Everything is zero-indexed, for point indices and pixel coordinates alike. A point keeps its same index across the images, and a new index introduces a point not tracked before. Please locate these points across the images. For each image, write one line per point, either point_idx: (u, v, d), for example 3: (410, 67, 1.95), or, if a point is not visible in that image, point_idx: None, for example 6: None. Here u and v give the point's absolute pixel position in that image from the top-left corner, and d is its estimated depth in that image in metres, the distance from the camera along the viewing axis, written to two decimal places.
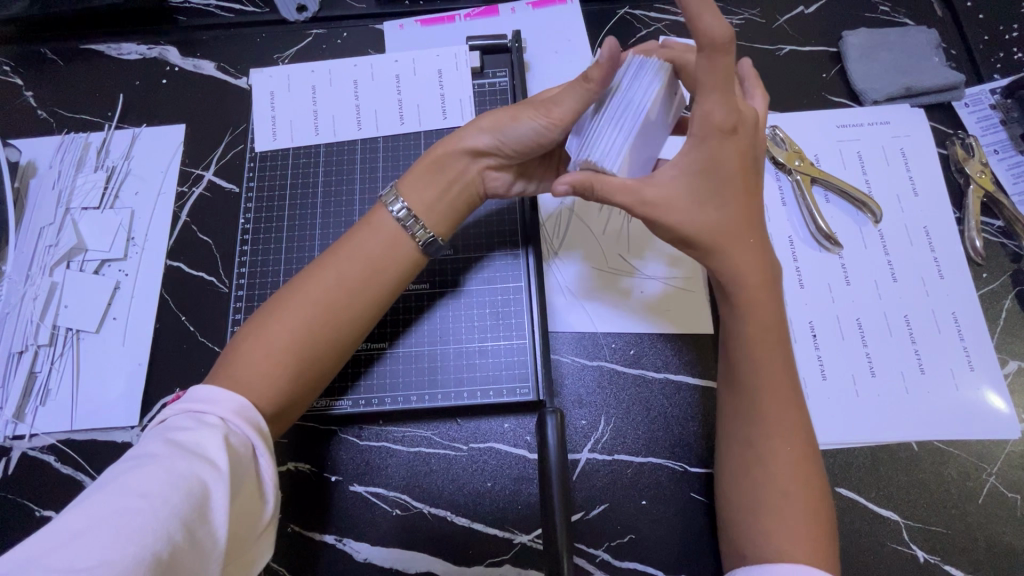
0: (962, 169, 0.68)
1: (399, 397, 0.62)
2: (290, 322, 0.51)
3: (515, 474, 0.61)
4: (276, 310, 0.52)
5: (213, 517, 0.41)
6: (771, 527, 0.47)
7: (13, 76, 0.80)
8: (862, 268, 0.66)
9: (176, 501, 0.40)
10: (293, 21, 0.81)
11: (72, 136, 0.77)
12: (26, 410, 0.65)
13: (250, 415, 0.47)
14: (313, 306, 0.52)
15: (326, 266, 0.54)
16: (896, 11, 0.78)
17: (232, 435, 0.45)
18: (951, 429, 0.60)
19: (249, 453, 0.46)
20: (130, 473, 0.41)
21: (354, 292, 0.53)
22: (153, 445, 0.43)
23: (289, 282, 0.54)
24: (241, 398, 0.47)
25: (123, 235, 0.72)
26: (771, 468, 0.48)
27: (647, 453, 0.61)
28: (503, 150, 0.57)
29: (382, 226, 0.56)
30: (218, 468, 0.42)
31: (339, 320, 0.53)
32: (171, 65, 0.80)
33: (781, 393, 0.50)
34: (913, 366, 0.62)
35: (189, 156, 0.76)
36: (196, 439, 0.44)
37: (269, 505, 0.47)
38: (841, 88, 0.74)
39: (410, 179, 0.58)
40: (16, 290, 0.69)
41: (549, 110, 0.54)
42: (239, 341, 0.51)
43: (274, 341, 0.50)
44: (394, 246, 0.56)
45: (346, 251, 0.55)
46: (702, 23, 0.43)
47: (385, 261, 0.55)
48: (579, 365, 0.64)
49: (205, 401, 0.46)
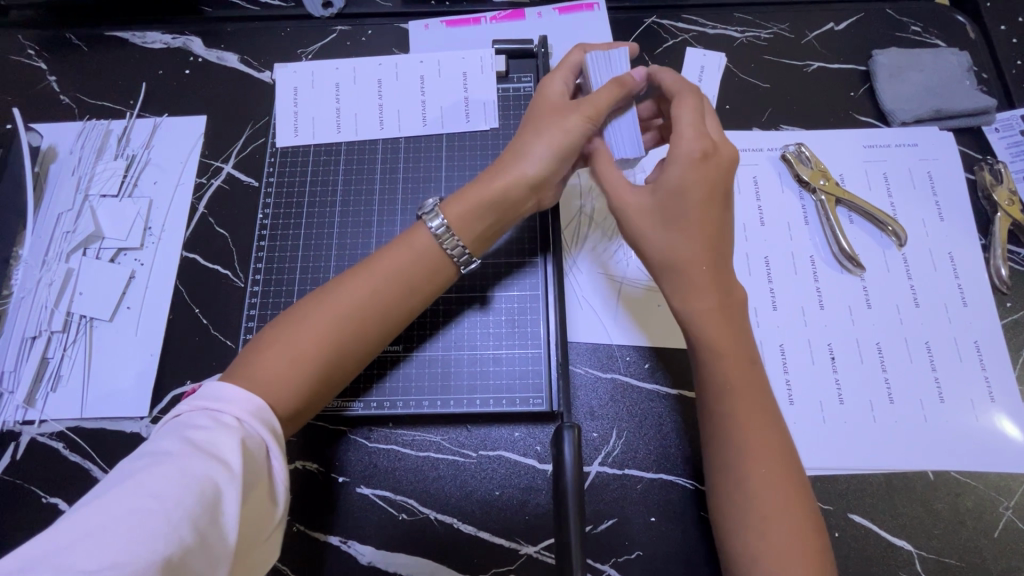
0: (989, 195, 0.68)
1: (411, 402, 0.62)
2: (317, 334, 0.50)
3: (524, 483, 0.60)
4: (305, 316, 0.51)
5: (224, 519, 0.41)
6: (772, 556, 0.45)
7: (38, 60, 0.81)
8: (884, 291, 0.65)
9: (189, 503, 0.39)
10: (318, 17, 0.81)
11: (93, 122, 0.77)
12: (37, 396, 0.65)
13: (267, 417, 0.46)
14: (343, 319, 0.51)
15: (355, 280, 0.53)
16: (927, 32, 0.77)
17: (248, 436, 0.45)
18: (969, 459, 0.59)
19: (263, 456, 0.45)
20: (145, 471, 0.40)
21: (382, 309, 0.53)
22: (168, 442, 0.43)
23: (321, 290, 0.53)
24: (259, 400, 0.47)
25: (140, 224, 0.72)
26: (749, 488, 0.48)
27: (657, 469, 0.60)
28: (562, 163, 0.57)
29: (422, 245, 0.56)
30: (232, 470, 0.42)
31: (364, 334, 0.52)
32: (195, 55, 0.80)
33: (753, 413, 0.49)
34: (932, 393, 0.61)
35: (209, 148, 0.76)
36: (212, 439, 0.43)
37: (279, 507, 0.47)
38: (868, 107, 0.74)
39: (458, 208, 0.56)
40: (32, 274, 0.69)
41: (586, 107, 0.56)
42: (262, 344, 0.51)
43: (299, 348, 0.50)
44: (431, 263, 0.55)
45: (379, 267, 0.54)
46: (659, 76, 0.57)
47: (418, 279, 0.55)
48: (592, 376, 0.63)
49: (223, 401, 0.46)
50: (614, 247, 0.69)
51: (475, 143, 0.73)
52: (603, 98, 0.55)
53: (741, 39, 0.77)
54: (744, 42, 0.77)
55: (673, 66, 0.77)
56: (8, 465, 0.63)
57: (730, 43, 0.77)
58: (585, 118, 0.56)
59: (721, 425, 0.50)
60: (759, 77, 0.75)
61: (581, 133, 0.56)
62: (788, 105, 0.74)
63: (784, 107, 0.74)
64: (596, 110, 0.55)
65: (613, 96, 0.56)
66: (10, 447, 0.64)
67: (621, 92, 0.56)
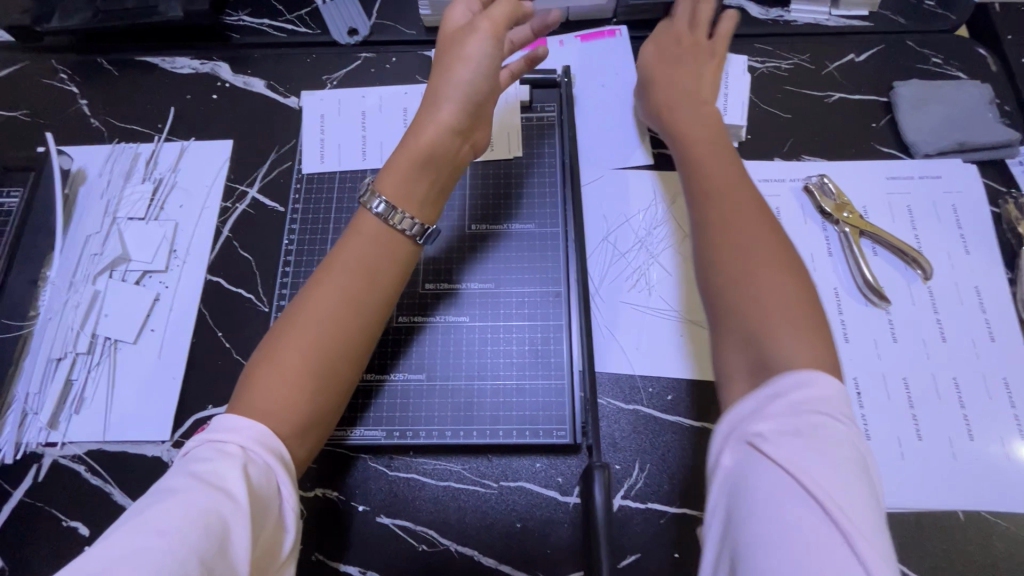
0: (1015, 229, 0.67)
1: (433, 431, 0.62)
2: (301, 342, 0.51)
3: (545, 516, 0.59)
4: (285, 331, 0.52)
5: (233, 551, 0.40)
6: (770, 331, 0.47)
7: (69, 84, 0.83)
8: (910, 326, 0.64)
9: (195, 537, 0.39)
10: (344, 44, 0.83)
11: (122, 145, 0.79)
12: (60, 418, 0.66)
13: (269, 443, 0.47)
14: (320, 320, 0.52)
15: (323, 280, 0.54)
16: (948, 64, 0.78)
17: (252, 466, 0.45)
18: (1000, 499, 0.57)
19: (271, 484, 0.45)
20: (152, 506, 0.41)
21: (357, 300, 0.54)
22: (175, 478, 0.43)
23: (294, 302, 0.54)
24: (261, 428, 0.47)
25: (166, 247, 0.72)
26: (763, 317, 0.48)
27: (681, 503, 0.59)
28: (463, 91, 0.58)
29: (371, 229, 0.56)
30: (238, 503, 0.42)
31: (347, 330, 0.53)
32: (222, 80, 0.82)
33: (735, 198, 0.56)
34: (961, 430, 0.60)
35: (235, 172, 0.77)
36: (217, 471, 0.43)
37: (291, 538, 0.46)
38: (890, 138, 0.74)
39: (393, 177, 0.57)
40: (59, 295, 0.70)
41: (483, 26, 0.59)
42: (252, 372, 0.51)
43: (289, 365, 0.50)
44: (387, 246, 0.56)
45: (343, 261, 0.55)
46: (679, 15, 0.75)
47: (380, 263, 0.55)
48: (614, 408, 0.63)
49: (227, 431, 0.47)
50: (636, 276, 0.68)
51: (498, 169, 0.73)
52: (501, 10, 0.59)
53: (762, 70, 0.78)
54: (765, 72, 0.78)
55: None
56: (30, 488, 0.63)
57: (751, 73, 0.78)
58: (483, 37, 0.58)
59: (734, 296, 0.50)
60: (781, 107, 0.76)
61: (479, 51, 0.58)
62: (809, 135, 0.74)
63: (806, 138, 0.74)
64: (496, 24, 0.59)
65: (511, 9, 0.59)
66: (32, 469, 0.64)
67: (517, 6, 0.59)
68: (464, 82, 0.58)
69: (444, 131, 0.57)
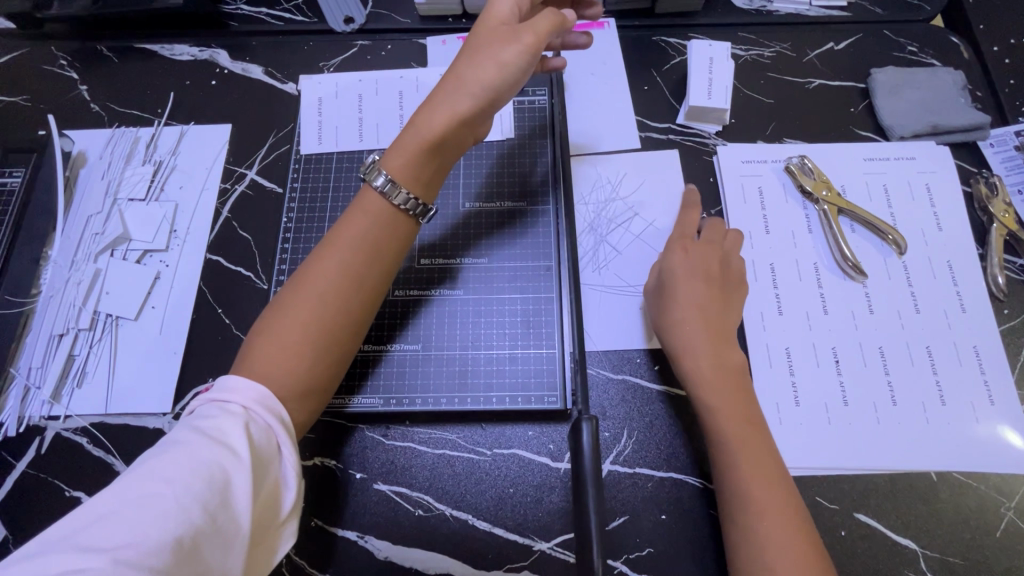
0: (986, 207, 0.70)
1: (429, 399, 0.64)
2: (303, 313, 0.53)
3: (537, 481, 0.61)
4: (288, 300, 0.53)
5: (235, 502, 0.43)
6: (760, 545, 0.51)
7: (69, 71, 0.84)
8: (886, 298, 0.67)
9: (198, 487, 0.41)
10: (340, 32, 0.85)
11: (122, 129, 0.80)
12: (63, 392, 0.67)
13: (271, 404, 0.48)
14: (322, 293, 0.54)
15: (325, 256, 0.55)
16: (923, 52, 0.81)
17: (254, 424, 0.47)
18: (971, 461, 0.60)
19: (271, 441, 0.47)
20: (158, 457, 0.43)
21: (358, 276, 0.55)
22: (181, 432, 0.46)
23: (297, 273, 0.56)
24: (264, 389, 0.49)
25: (166, 227, 0.74)
26: (730, 425, 0.56)
27: (667, 468, 0.61)
28: (483, 93, 0.57)
29: (374, 206, 0.57)
30: (240, 457, 0.44)
31: (347, 304, 0.54)
32: (221, 67, 0.83)
33: (728, 394, 0.58)
34: (934, 397, 0.63)
35: (234, 155, 0.78)
36: (219, 427, 0.45)
37: (291, 495, 0.48)
38: (868, 122, 0.77)
39: (398, 158, 0.58)
40: (61, 273, 0.72)
41: (524, 37, 0.57)
42: (256, 338, 0.53)
43: (291, 332, 0.52)
44: (387, 225, 0.57)
45: (341, 241, 0.56)
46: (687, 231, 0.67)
47: (381, 242, 0.57)
48: (604, 378, 0.65)
49: (229, 391, 0.48)
50: (625, 253, 0.71)
51: (492, 151, 0.75)
52: (545, 23, 0.57)
53: (746, 57, 0.81)
54: (748, 60, 0.81)
55: (680, 82, 0.80)
56: (33, 459, 0.64)
57: (735, 60, 0.81)
58: (520, 46, 0.57)
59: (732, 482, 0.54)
60: (764, 93, 0.79)
61: (511, 56, 0.57)
62: (790, 119, 0.77)
63: (787, 122, 0.77)
64: (538, 38, 0.57)
65: (554, 24, 0.58)
66: (35, 442, 0.65)
67: (561, 21, 0.58)
68: (483, 84, 0.57)
69: (455, 123, 0.58)
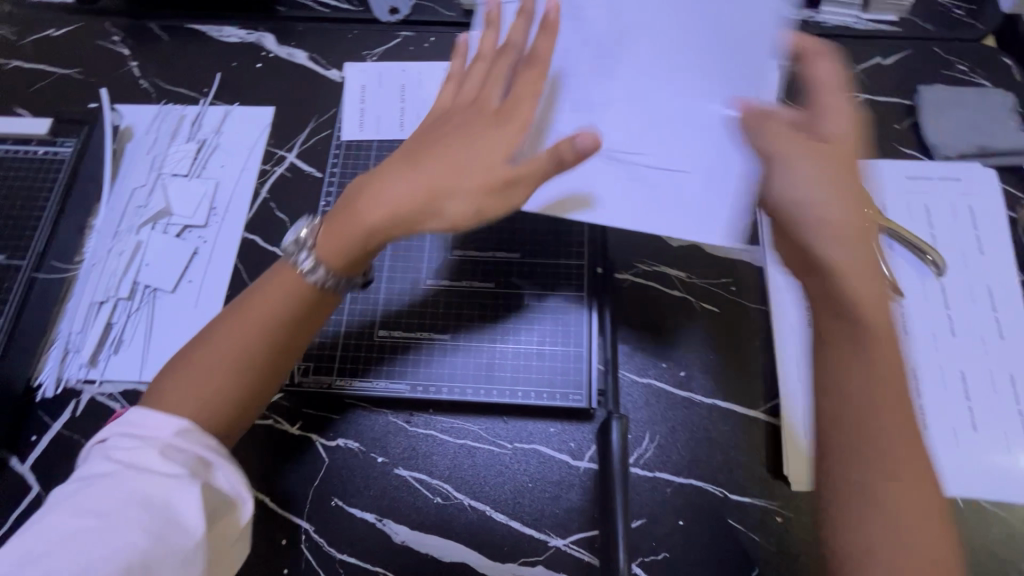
0: None
1: (454, 389, 0.64)
2: (198, 376, 0.52)
3: (556, 478, 0.62)
4: (193, 354, 0.54)
5: (183, 521, 0.45)
6: (890, 514, 0.45)
7: (121, 46, 0.86)
8: (920, 319, 0.66)
9: (141, 514, 0.44)
10: (385, 22, 0.86)
11: (168, 106, 0.82)
12: (100, 357, 0.69)
13: (195, 433, 0.49)
14: (220, 360, 0.53)
15: (222, 327, 0.54)
16: (974, 72, 0.79)
17: (171, 449, 0.48)
18: (1000, 490, 0.59)
19: (207, 466, 0.48)
20: (89, 487, 0.46)
21: (274, 347, 0.54)
22: (97, 464, 0.48)
23: (198, 336, 0.55)
24: (183, 422, 0.49)
25: (206, 204, 0.76)
26: (884, 391, 0.48)
27: (687, 474, 0.61)
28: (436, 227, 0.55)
29: (292, 279, 0.55)
30: (174, 479, 0.46)
31: (255, 372, 0.54)
32: (267, 50, 0.85)
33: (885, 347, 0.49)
34: (965, 422, 0.62)
35: (275, 138, 0.80)
36: (134, 455, 0.47)
37: (245, 511, 0.50)
38: (912, 139, 0.76)
39: (333, 246, 0.55)
40: (105, 243, 0.74)
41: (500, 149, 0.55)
42: (162, 388, 0.53)
43: (193, 387, 0.52)
44: (307, 292, 0.55)
45: (259, 312, 0.54)
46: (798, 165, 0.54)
47: (300, 304, 0.55)
48: (629, 380, 0.65)
49: (143, 422, 0.49)
50: (657, 257, 0.71)
51: None
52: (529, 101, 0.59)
53: None
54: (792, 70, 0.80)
55: None
56: (69, 421, 0.66)
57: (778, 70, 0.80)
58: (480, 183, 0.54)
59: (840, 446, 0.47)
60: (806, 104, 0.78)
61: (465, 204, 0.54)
62: None
63: None
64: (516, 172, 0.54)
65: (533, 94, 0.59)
66: (71, 404, 0.67)
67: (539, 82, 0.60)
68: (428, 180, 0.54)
69: (394, 216, 0.54)
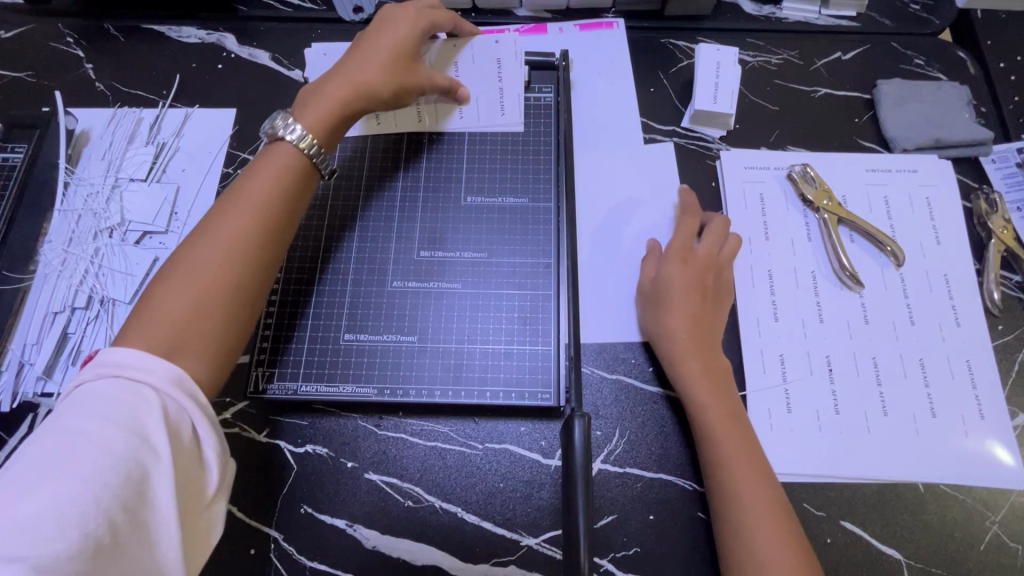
0: (985, 223, 0.71)
1: (423, 390, 0.64)
2: (189, 275, 0.51)
3: (527, 477, 0.62)
4: (171, 286, 0.50)
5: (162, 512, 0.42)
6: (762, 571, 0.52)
7: (75, 48, 0.84)
8: (881, 308, 0.67)
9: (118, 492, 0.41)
10: (349, 21, 0.85)
11: (125, 110, 0.80)
12: (56, 369, 0.67)
13: (188, 386, 0.47)
14: (217, 250, 0.52)
15: (194, 250, 0.52)
16: (930, 66, 0.81)
17: (171, 410, 0.45)
18: (958, 474, 0.61)
19: (198, 444, 0.46)
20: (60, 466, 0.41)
21: (230, 246, 0.53)
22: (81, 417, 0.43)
23: (180, 251, 0.53)
24: (180, 369, 0.47)
25: (167, 209, 0.74)
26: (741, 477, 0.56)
27: (657, 469, 0.62)
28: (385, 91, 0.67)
29: (267, 183, 0.57)
30: (160, 453, 0.43)
31: (223, 277, 0.52)
32: (228, 51, 0.83)
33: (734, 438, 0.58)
34: (925, 409, 0.63)
35: (237, 140, 0.78)
36: (131, 413, 0.44)
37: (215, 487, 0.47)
38: (871, 132, 0.77)
39: (288, 152, 0.59)
40: (60, 252, 0.72)
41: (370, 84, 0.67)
42: (157, 294, 0.50)
43: (192, 289, 0.50)
44: (284, 178, 0.58)
45: (244, 197, 0.55)
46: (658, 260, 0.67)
47: (267, 199, 0.56)
48: (598, 377, 0.66)
49: (140, 365, 0.46)
50: (625, 254, 0.71)
51: (496, 147, 0.74)
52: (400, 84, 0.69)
53: (752, 63, 0.81)
54: (755, 66, 0.81)
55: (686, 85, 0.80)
56: (26, 435, 0.64)
57: (742, 66, 0.81)
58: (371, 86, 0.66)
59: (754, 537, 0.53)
60: (769, 99, 0.79)
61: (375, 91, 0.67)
62: (795, 127, 0.77)
63: (792, 130, 0.77)
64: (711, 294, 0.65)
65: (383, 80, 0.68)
66: (28, 418, 0.65)
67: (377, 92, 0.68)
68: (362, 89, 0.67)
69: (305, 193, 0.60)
